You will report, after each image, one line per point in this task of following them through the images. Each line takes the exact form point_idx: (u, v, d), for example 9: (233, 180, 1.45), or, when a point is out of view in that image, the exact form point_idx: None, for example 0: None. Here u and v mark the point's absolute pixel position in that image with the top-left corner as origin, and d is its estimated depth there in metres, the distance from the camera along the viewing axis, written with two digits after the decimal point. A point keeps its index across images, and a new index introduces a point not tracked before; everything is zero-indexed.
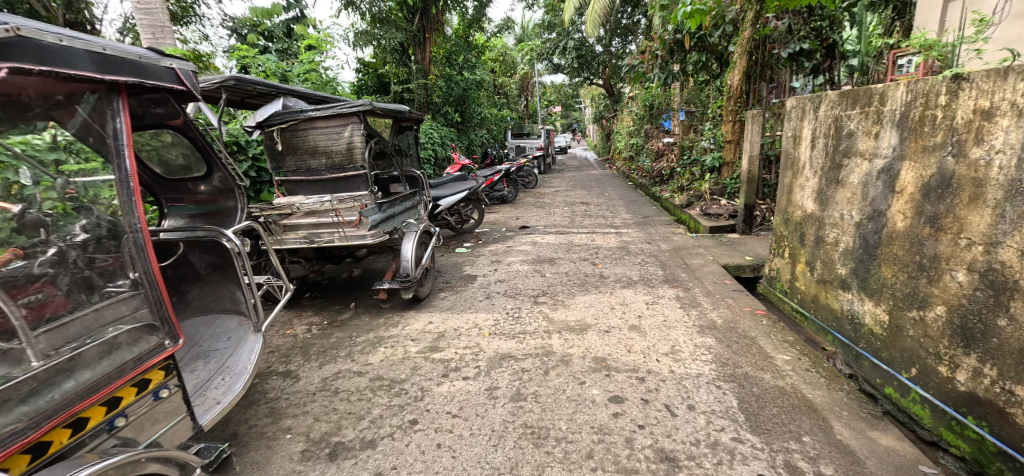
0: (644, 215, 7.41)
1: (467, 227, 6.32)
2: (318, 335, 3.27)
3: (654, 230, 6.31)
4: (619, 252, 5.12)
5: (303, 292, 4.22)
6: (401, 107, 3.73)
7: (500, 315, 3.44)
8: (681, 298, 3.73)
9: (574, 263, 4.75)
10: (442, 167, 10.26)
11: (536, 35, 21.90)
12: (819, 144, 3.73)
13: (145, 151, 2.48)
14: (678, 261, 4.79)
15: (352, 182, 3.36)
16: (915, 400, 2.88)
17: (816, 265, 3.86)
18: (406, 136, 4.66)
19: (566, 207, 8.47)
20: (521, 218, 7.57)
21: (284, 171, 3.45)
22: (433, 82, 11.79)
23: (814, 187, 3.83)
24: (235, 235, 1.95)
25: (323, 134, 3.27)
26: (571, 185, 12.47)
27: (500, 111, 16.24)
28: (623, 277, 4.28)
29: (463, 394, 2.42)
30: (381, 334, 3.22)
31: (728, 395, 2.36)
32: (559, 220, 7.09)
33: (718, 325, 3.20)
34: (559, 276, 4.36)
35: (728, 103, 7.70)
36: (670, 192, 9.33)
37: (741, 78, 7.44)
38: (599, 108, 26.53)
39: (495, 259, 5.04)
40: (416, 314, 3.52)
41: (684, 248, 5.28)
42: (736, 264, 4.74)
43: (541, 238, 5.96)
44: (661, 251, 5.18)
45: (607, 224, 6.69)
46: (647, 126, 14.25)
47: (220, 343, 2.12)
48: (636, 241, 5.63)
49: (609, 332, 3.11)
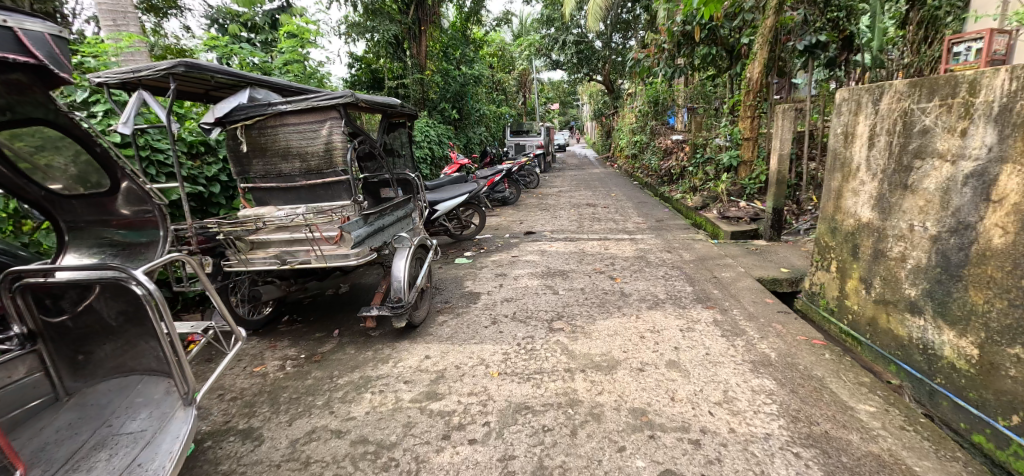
0: (659, 218, 6.87)
1: (468, 234, 5.77)
2: (291, 376, 2.73)
3: (672, 236, 5.77)
4: (638, 264, 4.58)
5: (281, 315, 3.67)
6: (392, 102, 3.16)
7: (510, 347, 2.91)
8: (719, 323, 3.20)
9: (589, 277, 4.21)
10: (439, 167, 9.69)
11: (535, 30, 21.31)
12: (881, 143, 3.20)
13: (41, 160, 2.01)
14: (706, 274, 4.26)
15: (331, 190, 2.80)
16: (1016, 454, 2.35)
17: (872, 283, 3.34)
18: (398, 135, 4.11)
19: (572, 209, 7.93)
20: (525, 221, 7.02)
21: (251, 176, 2.89)
22: (429, 77, 11.21)
23: (872, 193, 3.30)
24: (147, 276, 1.45)
25: (297, 133, 2.70)
26: (576, 184, 11.93)
27: (499, 107, 15.67)
28: (647, 295, 3.75)
29: (469, 467, 1.89)
30: (368, 374, 2.68)
31: (812, 469, 1.84)
32: (567, 225, 6.55)
33: (773, 360, 2.67)
34: (574, 293, 3.82)
35: (746, 98, 7.20)
36: (682, 192, 8.81)
37: (761, 70, 6.91)
38: (598, 104, 25.98)
39: (499, 272, 4.51)
40: (411, 346, 2.98)
41: (710, 258, 4.75)
42: (772, 278, 4.22)
43: (549, 245, 5.42)
44: (685, 262, 4.65)
45: (620, 230, 6.16)
46: (652, 123, 13.71)
47: (135, 426, 1.67)
48: (655, 250, 5.11)
49: (643, 371, 2.58)
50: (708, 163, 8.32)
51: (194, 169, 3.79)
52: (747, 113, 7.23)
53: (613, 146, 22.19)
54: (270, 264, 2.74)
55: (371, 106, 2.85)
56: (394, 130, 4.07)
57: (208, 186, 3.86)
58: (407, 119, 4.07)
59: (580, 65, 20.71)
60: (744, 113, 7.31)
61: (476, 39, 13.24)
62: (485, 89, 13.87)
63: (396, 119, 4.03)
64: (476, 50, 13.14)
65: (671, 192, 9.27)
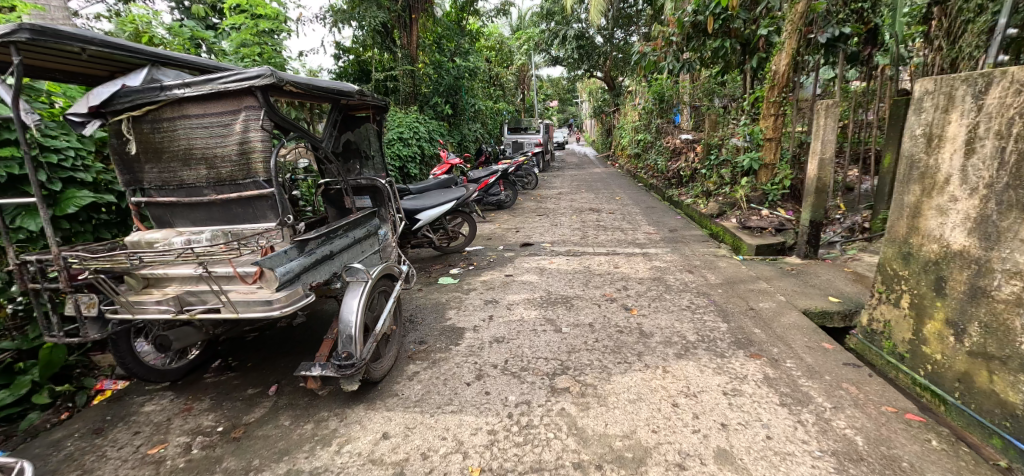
0: (671, 228, 6.11)
1: (455, 246, 4.99)
2: (195, 466, 1.98)
3: (691, 251, 5.01)
4: (657, 289, 3.83)
5: (214, 358, 2.91)
6: (342, 87, 2.41)
7: (498, 420, 2.16)
8: (774, 382, 2.46)
9: (599, 307, 3.46)
10: (428, 166, 8.89)
11: (534, 24, 20.49)
12: (987, 149, 2.47)
13: None
14: (741, 305, 3.51)
15: (252, 207, 2.02)
16: None
17: (965, 329, 2.61)
18: (364, 130, 3.35)
19: (573, 215, 7.16)
20: (522, 230, 6.24)
21: (146, 187, 2.11)
22: (421, 70, 10.42)
23: (968, 213, 2.57)
24: None
25: (201, 129, 1.94)
26: (576, 186, 11.16)
27: (495, 103, 14.85)
28: (674, 334, 3.00)
29: None
30: (300, 466, 1.93)
31: None
32: (569, 235, 5.78)
33: (864, 451, 1.94)
34: (582, 331, 3.07)
35: (769, 94, 6.45)
36: (693, 197, 8.05)
37: (789, 62, 6.17)
38: (598, 101, 25.18)
39: (489, 297, 3.74)
40: (366, 416, 2.22)
41: (741, 282, 3.99)
42: (820, 311, 3.47)
43: (549, 261, 4.66)
44: (712, 286, 3.89)
45: (631, 242, 5.40)
46: (656, 121, 12.96)
47: None
48: (674, 269, 4.35)
49: (684, 471, 1.84)
50: (723, 165, 7.56)
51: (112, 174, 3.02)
52: (770, 109, 6.49)
53: (613, 144, 21.45)
54: (165, 311, 1.98)
55: (304, 90, 2.09)
56: (359, 126, 3.32)
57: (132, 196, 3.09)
58: (374, 112, 3.28)
59: (580, 61, 19.90)
60: (766, 109, 6.56)
61: (472, 30, 12.45)
62: (481, 84, 13.07)
63: (360, 111, 3.29)
64: (472, 41, 12.36)
65: (681, 197, 8.51)
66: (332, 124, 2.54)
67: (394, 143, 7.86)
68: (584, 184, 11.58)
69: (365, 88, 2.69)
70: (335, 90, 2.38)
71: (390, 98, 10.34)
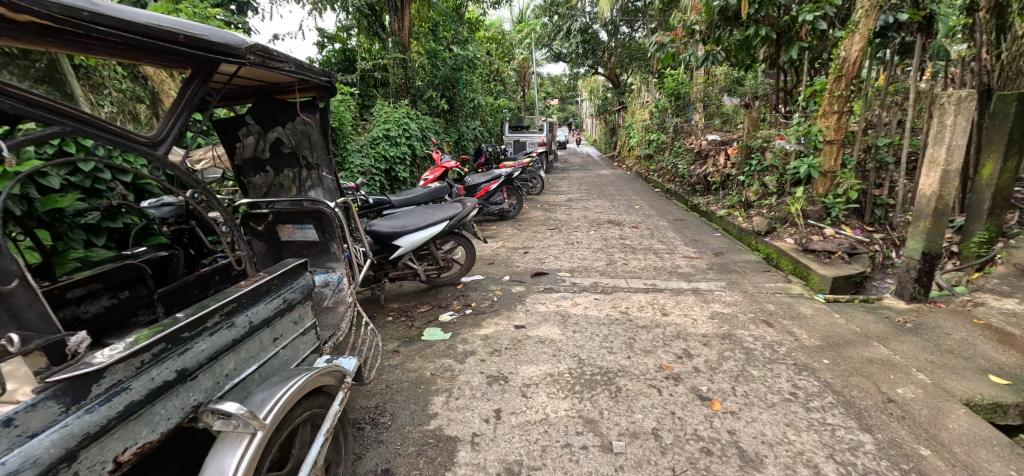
0: (715, 248, 4.98)
1: (449, 277, 3.82)
2: None
3: (754, 287, 3.85)
4: (734, 357, 2.67)
5: None
6: (193, 30, 1.40)
7: None
8: None
9: (660, 395, 2.30)
10: (420, 169, 7.73)
11: (536, 16, 19.25)
12: None
13: None
14: (870, 394, 2.37)
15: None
16: None
17: None
18: (298, 125, 2.15)
19: (591, 230, 6.01)
20: (531, 250, 5.08)
21: None
22: (413, 60, 9.25)
23: None
24: None
25: None
26: (586, 191, 10.02)
27: (495, 99, 13.62)
28: (799, 465, 1.85)
29: None
30: None
31: None
32: (591, 259, 4.62)
33: None
34: (646, 453, 1.91)
35: (833, 86, 5.33)
36: (727, 208, 6.92)
37: (863, 46, 5.03)
38: (603, 100, 23.90)
39: (493, 368, 2.58)
40: None
41: (848, 345, 2.85)
42: (988, 401, 2.32)
43: (572, 303, 3.49)
44: (811, 353, 2.75)
45: (672, 271, 4.23)
46: (671, 119, 11.75)
47: None
48: (745, 319, 3.20)
49: None
50: (767, 172, 6.41)
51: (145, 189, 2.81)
52: (831, 103, 5.38)
53: (618, 144, 20.21)
54: None
55: (68, 22, 1.15)
56: (292, 117, 2.14)
57: (125, 216, 2.61)
58: (316, 93, 2.08)
59: (585, 56, 18.65)
60: (826, 105, 5.45)
61: (472, 18, 11.26)
62: (480, 76, 11.87)
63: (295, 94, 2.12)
64: (471, 30, 11.15)
65: (712, 207, 7.34)
66: (194, 105, 1.50)
67: (379, 142, 6.68)
68: (593, 189, 10.38)
69: (260, 44, 1.60)
70: (178, 37, 1.36)
71: (379, 91, 9.17)
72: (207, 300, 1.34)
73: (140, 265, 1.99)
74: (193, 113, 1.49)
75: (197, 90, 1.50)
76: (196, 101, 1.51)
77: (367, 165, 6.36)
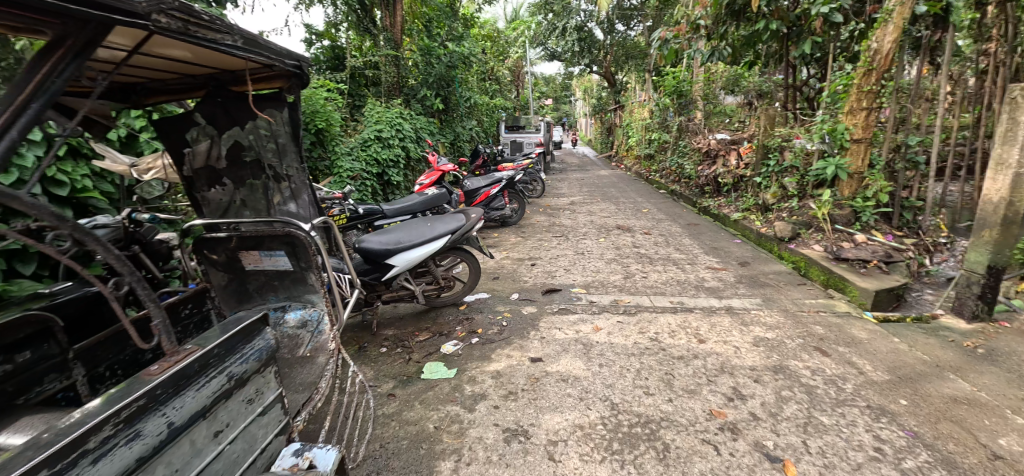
0: (738, 257, 4.57)
1: (451, 297, 3.38)
2: None
3: (793, 304, 3.44)
4: (796, 399, 2.25)
5: None
6: None
7: None
8: None
9: (718, 455, 1.87)
10: (415, 172, 7.27)
11: (530, 14, 18.78)
12: None
13: None
14: (969, 447, 1.95)
15: None
16: None
17: None
18: (260, 125, 1.78)
19: (600, 236, 5.58)
20: (538, 261, 4.63)
21: None
22: (406, 57, 8.78)
23: None
24: None
25: None
26: (587, 193, 9.60)
27: (490, 98, 13.14)
28: None
29: None
30: None
31: None
32: (606, 271, 4.19)
33: None
34: None
35: (862, 81, 4.95)
36: (743, 211, 6.52)
37: (897, 37, 4.63)
38: (599, 99, 23.48)
39: (510, 419, 2.13)
40: None
41: (922, 379, 2.44)
42: None
43: (593, 327, 3.05)
44: (884, 391, 2.33)
45: (698, 286, 3.80)
46: (672, 118, 11.36)
47: None
48: (794, 347, 2.77)
49: None
50: (786, 172, 6.01)
51: (90, 202, 2.41)
52: (860, 99, 4.99)
53: (616, 144, 19.80)
54: None
55: None
56: (251, 115, 1.78)
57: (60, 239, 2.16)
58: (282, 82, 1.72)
59: (580, 55, 18.26)
60: (853, 100, 5.06)
61: (467, 14, 10.80)
62: (475, 75, 11.39)
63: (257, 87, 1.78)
64: (466, 26, 10.69)
65: (725, 211, 6.93)
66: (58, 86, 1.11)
67: (371, 144, 6.20)
68: (596, 192, 9.94)
69: (171, 0, 1.20)
70: None
71: (371, 90, 8.68)
72: (116, 390, 1.05)
73: (46, 317, 1.60)
74: (53, 98, 1.10)
75: (64, 64, 1.11)
76: (61, 81, 1.12)
77: (358, 169, 5.88)
